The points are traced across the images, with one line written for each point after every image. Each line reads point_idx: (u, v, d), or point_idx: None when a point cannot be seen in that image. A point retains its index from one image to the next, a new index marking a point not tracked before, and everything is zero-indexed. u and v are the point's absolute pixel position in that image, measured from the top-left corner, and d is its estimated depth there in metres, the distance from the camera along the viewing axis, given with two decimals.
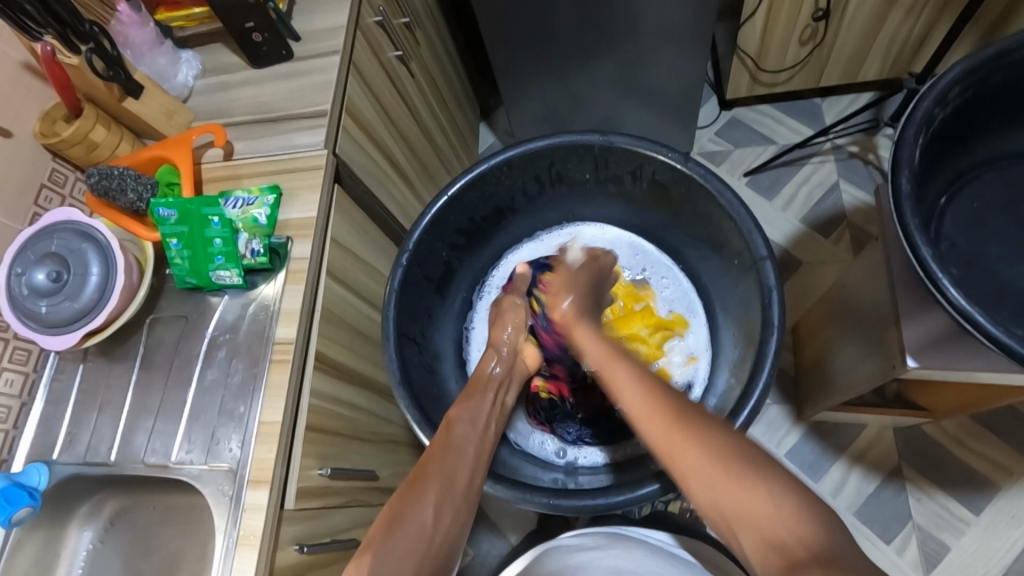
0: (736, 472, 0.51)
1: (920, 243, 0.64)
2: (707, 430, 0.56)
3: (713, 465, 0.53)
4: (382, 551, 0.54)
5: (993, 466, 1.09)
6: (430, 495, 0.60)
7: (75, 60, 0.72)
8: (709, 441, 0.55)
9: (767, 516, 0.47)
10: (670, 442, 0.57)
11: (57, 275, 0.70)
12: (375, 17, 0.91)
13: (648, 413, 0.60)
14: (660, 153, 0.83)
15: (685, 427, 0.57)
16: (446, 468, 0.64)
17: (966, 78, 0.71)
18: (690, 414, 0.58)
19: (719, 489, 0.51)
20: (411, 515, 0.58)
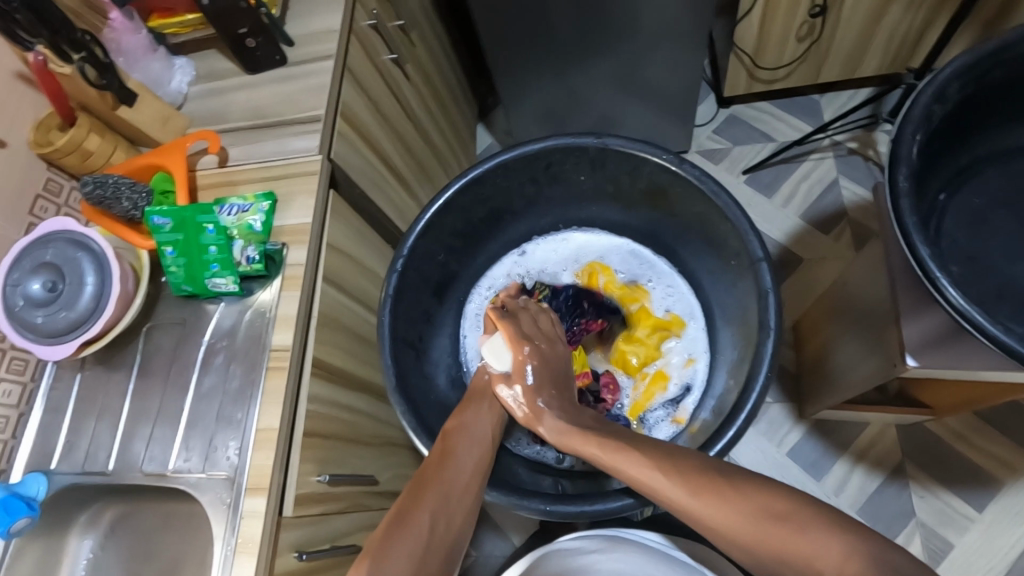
0: (760, 519, 0.50)
1: (919, 242, 0.63)
2: (722, 486, 0.54)
3: (735, 519, 0.51)
4: (382, 558, 0.54)
5: (996, 462, 1.09)
6: (429, 501, 0.61)
7: (66, 69, 0.72)
8: (737, 499, 0.52)
9: (808, 556, 0.46)
10: (694, 509, 0.54)
11: (53, 284, 0.70)
12: (370, 20, 0.91)
13: (660, 485, 0.58)
14: (656, 155, 0.83)
15: (703, 490, 0.54)
16: (447, 478, 0.64)
17: (964, 74, 0.70)
18: (705, 473, 0.56)
19: (759, 547, 0.49)
20: (412, 520, 0.58)
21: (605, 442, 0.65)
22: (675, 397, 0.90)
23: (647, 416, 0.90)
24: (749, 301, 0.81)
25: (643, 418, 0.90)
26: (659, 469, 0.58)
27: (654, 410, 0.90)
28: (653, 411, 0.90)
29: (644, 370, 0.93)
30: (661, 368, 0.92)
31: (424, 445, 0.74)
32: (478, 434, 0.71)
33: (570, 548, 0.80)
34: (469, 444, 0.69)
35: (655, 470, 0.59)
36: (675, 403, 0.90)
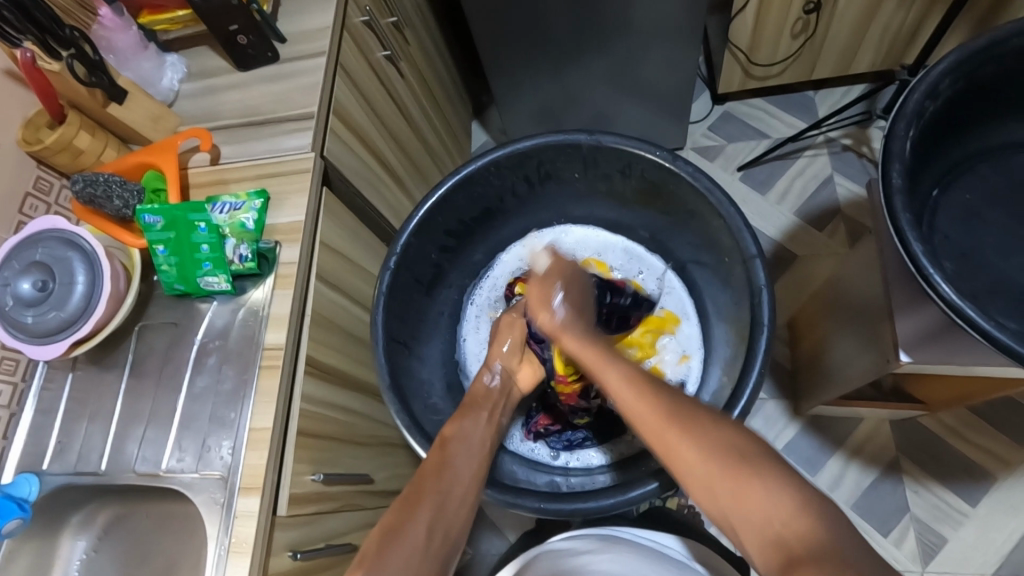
0: (728, 466, 0.51)
1: (912, 238, 0.63)
2: (700, 423, 0.55)
3: (705, 460, 0.52)
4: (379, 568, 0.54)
5: (989, 456, 1.09)
6: (425, 511, 0.61)
7: (55, 66, 0.72)
8: (706, 439, 0.53)
9: (767, 513, 0.47)
10: (661, 433, 0.56)
11: (43, 284, 0.69)
12: (363, 17, 0.91)
13: (643, 411, 0.59)
14: (649, 153, 0.83)
15: (672, 416, 0.56)
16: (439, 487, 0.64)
17: (956, 70, 0.70)
18: (679, 402, 0.58)
19: (715, 481, 0.51)
20: (408, 531, 0.58)
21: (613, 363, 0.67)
22: None
23: None
24: (743, 298, 0.81)
25: None
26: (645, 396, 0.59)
27: None
28: None
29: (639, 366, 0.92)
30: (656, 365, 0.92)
31: (419, 445, 0.74)
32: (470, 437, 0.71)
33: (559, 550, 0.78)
34: (462, 448, 0.70)
35: (640, 398, 0.60)
36: None
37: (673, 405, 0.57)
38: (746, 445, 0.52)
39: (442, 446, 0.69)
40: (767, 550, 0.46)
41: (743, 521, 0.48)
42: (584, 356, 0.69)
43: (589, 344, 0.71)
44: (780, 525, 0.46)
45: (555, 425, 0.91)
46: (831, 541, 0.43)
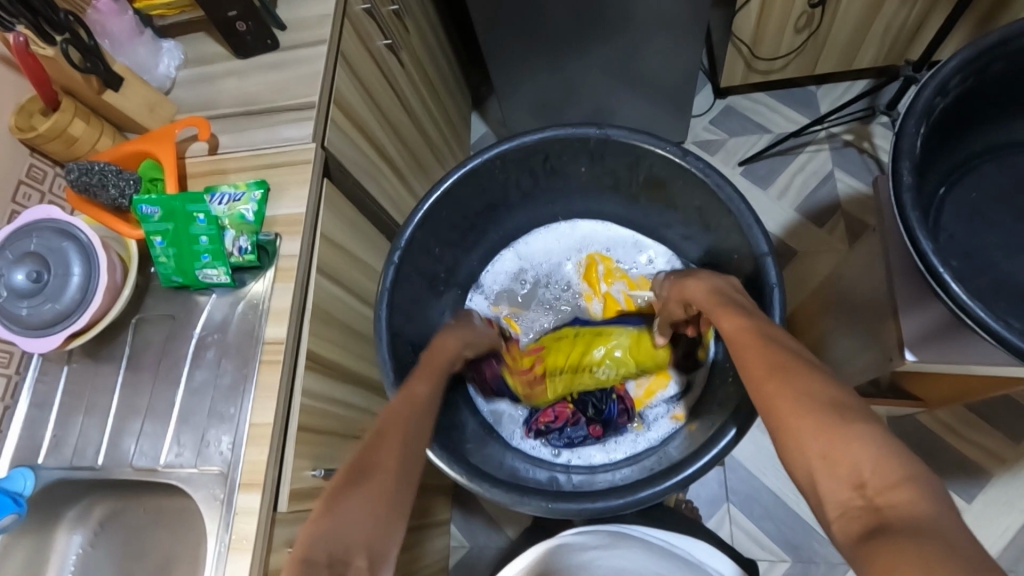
0: (817, 422, 0.50)
1: (921, 237, 0.63)
2: (803, 376, 0.55)
3: (798, 411, 0.52)
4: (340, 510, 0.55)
5: (985, 454, 1.10)
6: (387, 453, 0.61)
7: (49, 51, 0.70)
8: (802, 390, 0.53)
9: (853, 473, 0.46)
10: (765, 388, 0.56)
11: (37, 275, 0.68)
12: (363, 5, 0.89)
13: (753, 359, 0.60)
14: (657, 147, 0.81)
15: (783, 372, 0.56)
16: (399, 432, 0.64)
17: (967, 67, 0.70)
18: (794, 360, 0.57)
19: (809, 440, 0.49)
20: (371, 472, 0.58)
21: (741, 313, 0.67)
22: (675, 395, 0.91)
23: (647, 412, 0.91)
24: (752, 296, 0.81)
25: (644, 414, 0.91)
26: (759, 347, 0.61)
27: (654, 407, 0.92)
28: (653, 407, 0.91)
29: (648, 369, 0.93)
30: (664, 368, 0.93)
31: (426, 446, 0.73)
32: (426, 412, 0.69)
33: (569, 543, 0.77)
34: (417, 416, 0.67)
35: (750, 346, 0.61)
36: (675, 401, 0.91)
37: (787, 360, 0.57)
38: (852, 411, 0.50)
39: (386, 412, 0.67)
40: (847, 520, 0.45)
41: (826, 485, 0.47)
42: (708, 302, 0.72)
43: (713, 292, 0.73)
44: (869, 495, 0.45)
45: (555, 422, 0.89)
46: (923, 520, 0.41)
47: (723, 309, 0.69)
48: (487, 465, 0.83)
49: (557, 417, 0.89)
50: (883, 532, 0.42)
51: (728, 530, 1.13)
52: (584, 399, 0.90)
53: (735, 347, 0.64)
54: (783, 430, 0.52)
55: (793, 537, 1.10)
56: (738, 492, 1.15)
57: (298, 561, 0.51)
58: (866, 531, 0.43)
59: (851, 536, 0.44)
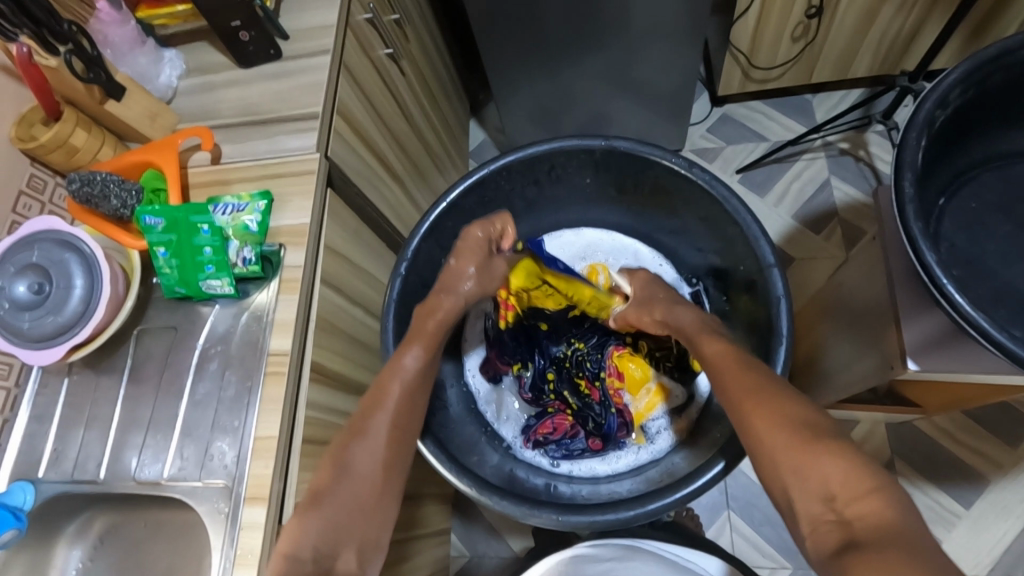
0: (791, 440, 0.54)
1: (925, 248, 0.64)
2: (778, 393, 0.59)
3: (775, 429, 0.56)
4: (321, 506, 0.60)
5: (982, 458, 1.11)
6: (373, 445, 0.65)
7: (53, 61, 0.70)
8: (778, 410, 0.57)
9: (825, 488, 0.50)
10: (740, 408, 0.60)
11: (39, 286, 0.67)
12: (366, 14, 0.89)
13: (731, 383, 0.63)
14: (664, 159, 0.82)
15: (764, 395, 0.59)
16: (382, 424, 0.67)
17: (966, 80, 0.71)
18: (774, 385, 0.60)
19: (781, 459, 0.54)
20: (354, 466, 0.63)
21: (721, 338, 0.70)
22: (677, 407, 0.91)
23: (647, 426, 0.90)
24: (758, 306, 0.81)
25: (645, 427, 0.90)
26: (741, 367, 0.64)
27: (655, 419, 0.90)
28: (653, 420, 0.90)
29: (646, 384, 0.92)
30: (661, 381, 0.92)
31: (437, 460, 0.73)
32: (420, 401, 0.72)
33: (583, 554, 0.79)
34: (387, 417, 0.68)
35: (730, 368, 0.65)
36: (678, 413, 0.90)
37: (767, 385, 0.60)
38: (824, 429, 0.54)
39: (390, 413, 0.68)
40: (819, 535, 0.49)
41: (800, 501, 0.51)
42: (694, 326, 0.75)
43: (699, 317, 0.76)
44: (838, 508, 0.48)
45: (554, 433, 0.91)
46: (891, 526, 0.44)
47: (705, 333, 0.72)
48: (478, 468, 0.83)
49: (556, 429, 0.91)
50: (850, 547, 0.45)
51: (729, 538, 1.13)
52: (583, 413, 0.92)
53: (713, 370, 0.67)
54: (761, 450, 0.56)
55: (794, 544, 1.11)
56: (738, 500, 1.15)
57: (284, 557, 0.55)
58: (836, 545, 0.46)
59: (824, 547, 0.48)
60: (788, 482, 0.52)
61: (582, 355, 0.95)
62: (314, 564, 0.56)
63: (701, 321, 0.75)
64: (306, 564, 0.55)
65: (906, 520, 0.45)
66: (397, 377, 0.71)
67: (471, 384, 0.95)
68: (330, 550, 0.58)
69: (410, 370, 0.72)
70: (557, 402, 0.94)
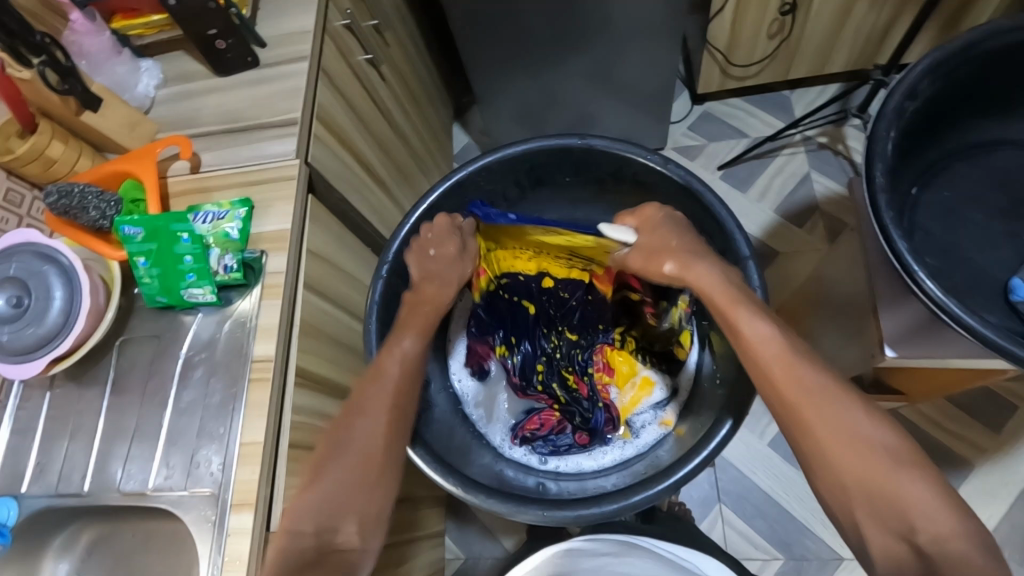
0: (866, 467, 0.58)
1: (897, 237, 0.65)
2: (841, 406, 0.61)
3: (848, 451, 0.59)
4: (319, 484, 0.65)
5: (966, 444, 1.13)
6: (376, 421, 0.69)
7: (26, 74, 0.70)
8: (844, 429, 0.60)
9: (907, 518, 0.55)
10: (801, 418, 0.61)
11: (17, 300, 0.66)
12: (343, 20, 0.89)
13: (788, 387, 0.62)
14: (643, 156, 0.83)
15: (822, 406, 0.61)
16: (377, 398, 0.70)
17: (933, 71, 0.72)
18: (826, 382, 0.62)
19: (853, 484, 0.58)
20: (356, 444, 0.67)
21: (763, 318, 0.67)
22: (662, 400, 0.91)
23: (633, 420, 0.91)
24: None
25: (630, 421, 0.91)
26: (795, 367, 0.63)
27: (641, 413, 0.91)
28: (639, 414, 0.91)
29: (633, 378, 0.93)
30: (649, 375, 0.93)
31: (423, 461, 0.73)
32: (415, 390, 0.73)
33: (580, 548, 0.81)
34: (382, 396, 0.70)
35: (787, 366, 0.63)
36: (662, 407, 0.90)
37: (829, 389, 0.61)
38: (894, 447, 0.59)
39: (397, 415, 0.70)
40: (894, 558, 0.56)
41: (874, 529, 0.57)
42: (721, 295, 0.69)
43: (726, 283, 0.70)
44: (914, 539, 0.55)
45: (540, 429, 0.91)
46: (969, 564, 0.52)
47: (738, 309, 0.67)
48: (465, 468, 0.84)
49: (543, 424, 0.91)
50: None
51: (721, 531, 1.14)
52: (571, 409, 0.91)
53: (759, 357, 0.65)
54: (825, 467, 0.60)
55: (785, 535, 1.12)
56: (729, 493, 1.16)
57: (286, 531, 0.61)
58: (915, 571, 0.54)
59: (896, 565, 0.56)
60: (855, 498, 0.58)
61: (569, 347, 0.95)
62: (314, 537, 0.62)
63: (728, 289, 0.70)
64: (307, 538, 0.62)
65: (979, 554, 0.52)
66: (396, 360, 0.74)
67: (458, 387, 0.95)
68: (329, 525, 0.63)
69: (406, 353, 0.74)
70: (545, 397, 0.93)
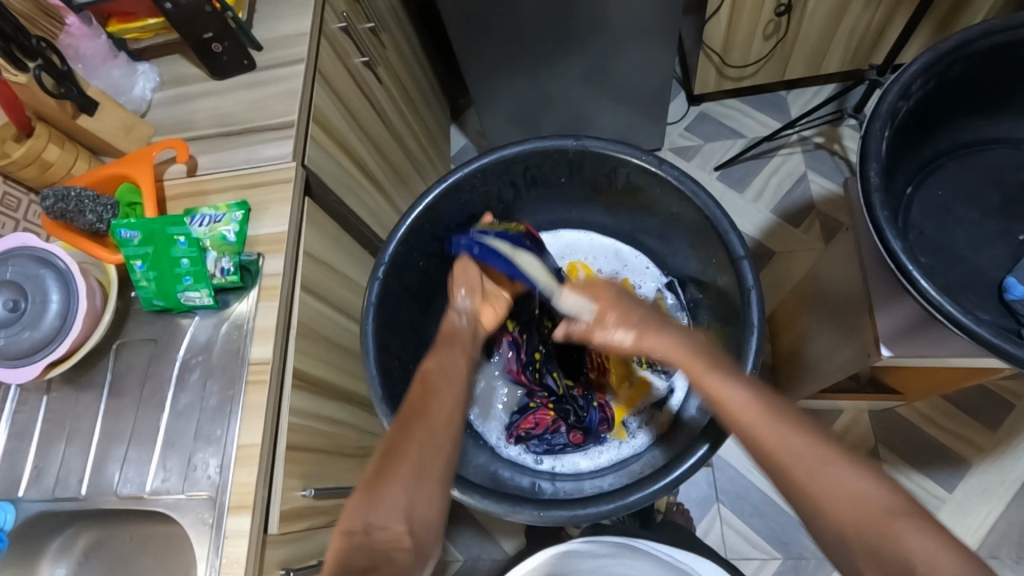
0: (864, 523, 0.49)
1: (891, 236, 0.65)
2: (831, 462, 0.52)
3: (842, 509, 0.50)
4: (376, 488, 0.56)
5: (964, 442, 1.13)
6: (422, 429, 0.61)
7: (21, 78, 0.70)
8: (836, 484, 0.51)
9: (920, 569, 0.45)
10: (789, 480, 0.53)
11: (14, 303, 0.66)
12: (340, 22, 0.90)
13: (768, 448, 0.55)
14: (637, 157, 0.83)
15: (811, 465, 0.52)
16: (438, 404, 0.64)
17: (927, 71, 0.73)
18: (812, 437, 0.54)
19: (853, 543, 0.49)
20: (405, 449, 0.60)
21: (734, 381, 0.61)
22: (659, 399, 0.92)
23: (629, 420, 0.92)
24: (732, 299, 0.82)
25: (626, 422, 0.92)
26: (772, 426, 0.56)
27: (637, 413, 0.92)
28: (635, 414, 0.92)
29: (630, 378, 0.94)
30: (645, 375, 0.94)
31: None
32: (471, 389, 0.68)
33: (576, 550, 0.80)
34: (443, 401, 0.64)
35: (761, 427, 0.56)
36: (659, 407, 0.92)
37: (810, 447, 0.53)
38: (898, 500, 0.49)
39: (424, 414, 0.63)
40: None
41: None
42: (686, 362, 0.64)
43: (688, 350, 0.65)
44: None
45: (535, 429, 0.90)
46: None
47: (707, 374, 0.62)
48: (461, 468, 0.83)
49: (538, 423, 0.90)
50: None
51: (720, 530, 1.14)
52: (565, 407, 0.90)
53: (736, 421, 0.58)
54: (825, 531, 0.51)
55: (782, 534, 1.12)
56: (727, 492, 1.16)
57: (342, 533, 0.54)
58: None
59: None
60: (861, 560, 0.48)
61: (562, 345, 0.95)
62: (364, 537, 0.54)
63: (690, 353, 0.65)
64: (356, 536, 0.54)
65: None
66: (443, 370, 0.68)
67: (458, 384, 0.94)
68: (382, 524, 0.55)
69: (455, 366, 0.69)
70: (542, 395, 0.93)
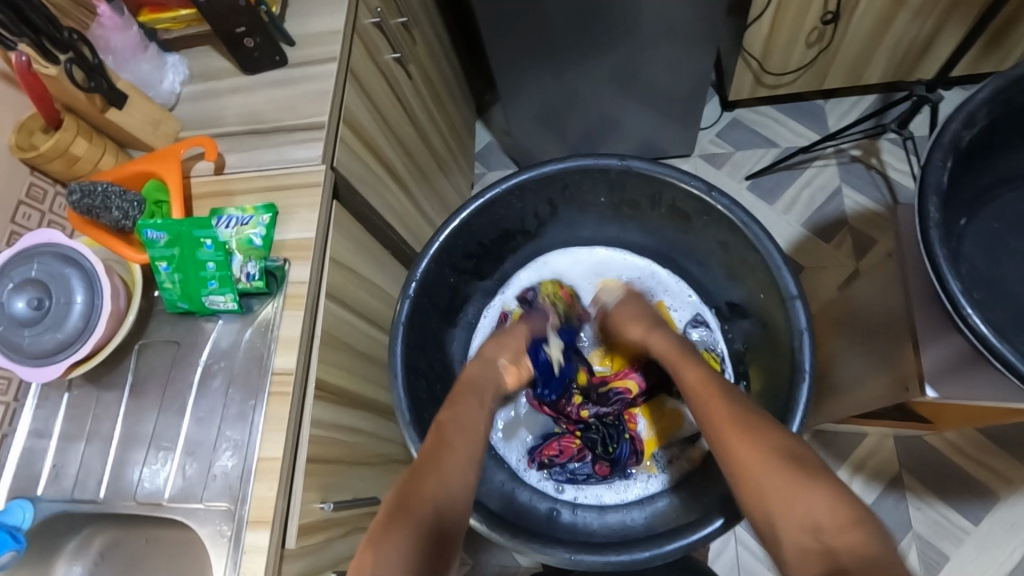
0: (780, 470, 0.54)
1: (950, 276, 0.62)
2: (761, 425, 0.59)
3: (760, 458, 0.55)
4: (385, 544, 0.53)
5: (992, 474, 1.10)
6: (430, 484, 0.60)
7: (53, 70, 0.68)
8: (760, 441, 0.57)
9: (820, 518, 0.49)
10: (726, 437, 0.59)
11: (38, 302, 0.65)
12: (373, 18, 0.87)
13: (711, 412, 0.63)
14: (682, 182, 0.80)
15: (745, 426, 0.59)
16: (452, 464, 0.63)
17: (991, 98, 0.69)
18: (746, 409, 0.62)
19: (768, 492, 0.53)
20: (416, 500, 0.58)
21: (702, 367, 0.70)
22: (691, 435, 0.89)
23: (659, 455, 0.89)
24: (779, 333, 0.80)
25: (657, 455, 0.89)
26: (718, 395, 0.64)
27: (667, 447, 0.89)
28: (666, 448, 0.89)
29: (660, 414, 0.91)
30: (678, 408, 0.91)
31: None
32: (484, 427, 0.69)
33: None
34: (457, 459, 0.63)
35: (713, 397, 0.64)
36: (691, 442, 0.88)
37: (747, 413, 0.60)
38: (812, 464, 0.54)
39: (437, 462, 0.62)
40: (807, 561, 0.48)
41: (787, 530, 0.51)
42: (671, 355, 0.74)
43: (675, 344, 0.76)
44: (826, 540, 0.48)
45: (559, 456, 0.89)
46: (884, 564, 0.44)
47: (687, 362, 0.71)
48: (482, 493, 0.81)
49: (563, 451, 0.89)
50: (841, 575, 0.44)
51: (734, 551, 1.12)
52: (592, 438, 0.89)
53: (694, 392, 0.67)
54: (746, 482, 0.56)
55: None
56: None
57: None
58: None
59: None
60: (771, 501, 0.53)
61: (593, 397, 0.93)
62: None
63: (679, 347, 0.75)
64: None
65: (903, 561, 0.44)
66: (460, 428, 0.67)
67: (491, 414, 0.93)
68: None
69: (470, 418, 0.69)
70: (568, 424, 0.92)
